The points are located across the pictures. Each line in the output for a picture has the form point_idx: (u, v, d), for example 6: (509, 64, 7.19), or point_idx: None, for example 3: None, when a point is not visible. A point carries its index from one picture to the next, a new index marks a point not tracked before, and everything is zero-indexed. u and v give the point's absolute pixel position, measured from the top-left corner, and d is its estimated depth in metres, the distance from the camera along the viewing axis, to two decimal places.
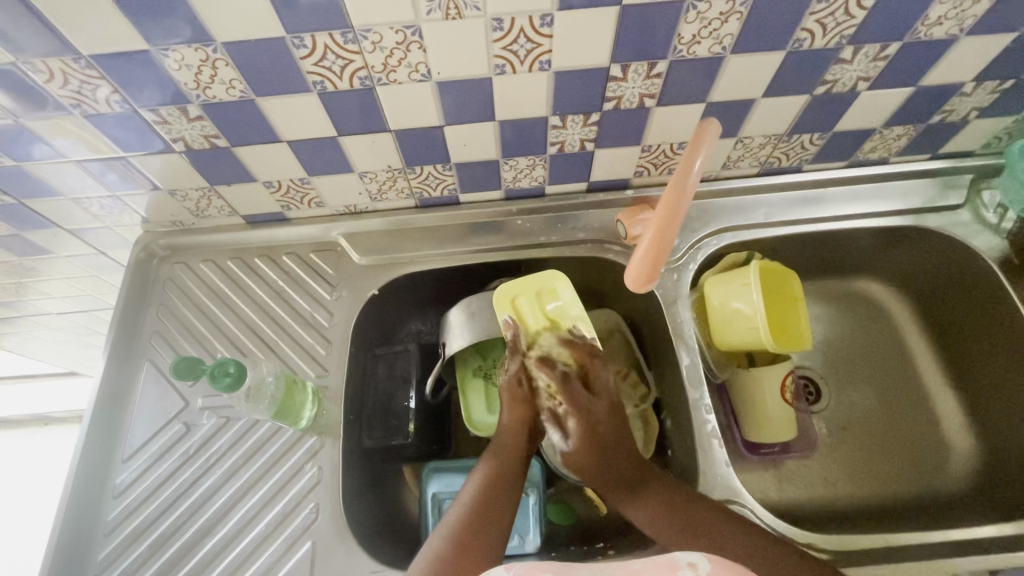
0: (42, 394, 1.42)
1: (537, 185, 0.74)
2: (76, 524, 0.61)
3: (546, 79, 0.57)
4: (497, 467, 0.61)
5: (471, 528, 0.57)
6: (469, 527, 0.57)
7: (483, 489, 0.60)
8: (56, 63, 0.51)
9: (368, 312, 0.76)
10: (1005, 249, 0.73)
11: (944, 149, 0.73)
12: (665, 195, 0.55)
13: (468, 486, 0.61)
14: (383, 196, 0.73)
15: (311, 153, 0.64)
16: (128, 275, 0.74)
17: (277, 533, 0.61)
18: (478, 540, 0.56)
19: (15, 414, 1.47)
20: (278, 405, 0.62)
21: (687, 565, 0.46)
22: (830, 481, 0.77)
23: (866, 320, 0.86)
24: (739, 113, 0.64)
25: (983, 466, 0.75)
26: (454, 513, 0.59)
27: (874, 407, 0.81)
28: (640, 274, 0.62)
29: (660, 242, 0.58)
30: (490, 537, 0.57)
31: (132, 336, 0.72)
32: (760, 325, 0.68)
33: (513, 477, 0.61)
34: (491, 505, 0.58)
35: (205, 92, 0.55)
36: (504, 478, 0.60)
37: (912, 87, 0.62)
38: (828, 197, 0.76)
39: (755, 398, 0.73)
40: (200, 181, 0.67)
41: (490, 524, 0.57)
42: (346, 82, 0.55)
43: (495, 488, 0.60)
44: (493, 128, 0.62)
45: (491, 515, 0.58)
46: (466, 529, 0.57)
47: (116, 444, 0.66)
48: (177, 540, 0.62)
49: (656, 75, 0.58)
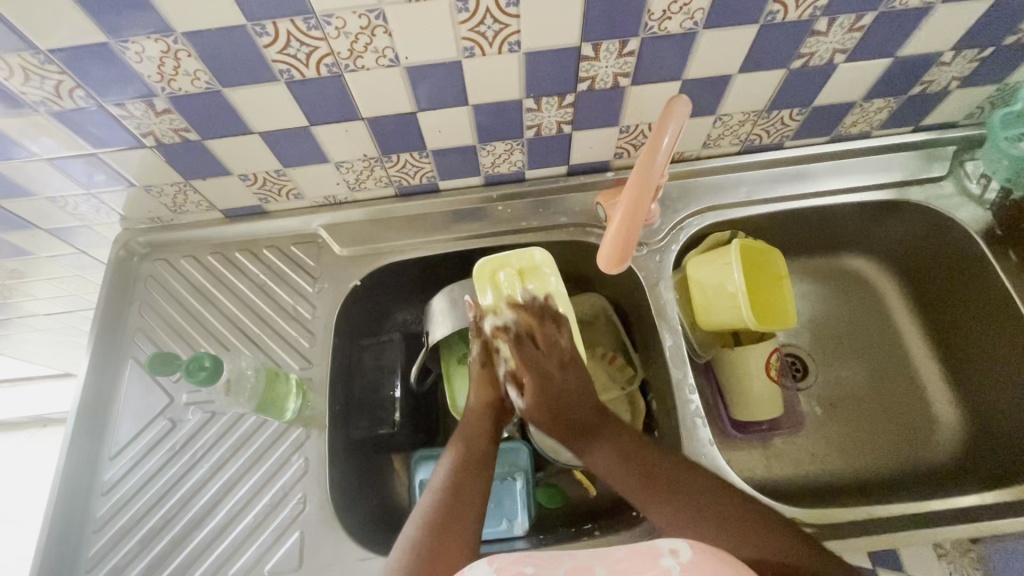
0: (39, 395, 1.43)
1: (517, 169, 0.73)
2: (65, 521, 0.62)
3: (516, 60, 0.56)
4: (469, 448, 0.62)
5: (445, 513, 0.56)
6: (445, 511, 0.56)
7: (457, 469, 0.60)
8: (15, 58, 0.50)
9: (351, 303, 0.75)
10: (988, 220, 0.72)
11: (926, 121, 0.72)
12: (634, 174, 0.55)
13: (439, 471, 0.60)
14: (361, 185, 0.72)
15: (284, 144, 0.63)
16: (108, 274, 0.74)
17: (265, 524, 0.62)
18: (456, 523, 0.55)
19: (12, 416, 1.48)
20: (259, 398, 0.62)
21: (668, 552, 0.46)
22: (819, 457, 0.77)
23: (853, 296, 0.86)
24: (716, 90, 0.63)
25: (968, 437, 0.75)
26: (426, 500, 0.57)
27: (862, 383, 0.81)
28: (613, 256, 0.60)
29: (631, 228, 0.59)
30: (466, 514, 0.56)
31: (116, 335, 0.72)
32: (741, 304, 0.68)
33: (484, 457, 0.61)
34: (466, 483, 0.58)
35: (170, 84, 0.54)
36: (470, 467, 0.60)
37: (890, 58, 0.61)
38: (811, 173, 0.76)
39: (740, 378, 0.73)
40: (175, 176, 0.66)
41: (465, 501, 0.57)
42: (313, 69, 0.54)
43: (469, 465, 0.60)
44: (467, 112, 0.62)
45: (467, 493, 0.57)
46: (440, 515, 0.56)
47: (103, 441, 0.66)
48: (165, 536, 0.62)
49: (629, 53, 0.57)
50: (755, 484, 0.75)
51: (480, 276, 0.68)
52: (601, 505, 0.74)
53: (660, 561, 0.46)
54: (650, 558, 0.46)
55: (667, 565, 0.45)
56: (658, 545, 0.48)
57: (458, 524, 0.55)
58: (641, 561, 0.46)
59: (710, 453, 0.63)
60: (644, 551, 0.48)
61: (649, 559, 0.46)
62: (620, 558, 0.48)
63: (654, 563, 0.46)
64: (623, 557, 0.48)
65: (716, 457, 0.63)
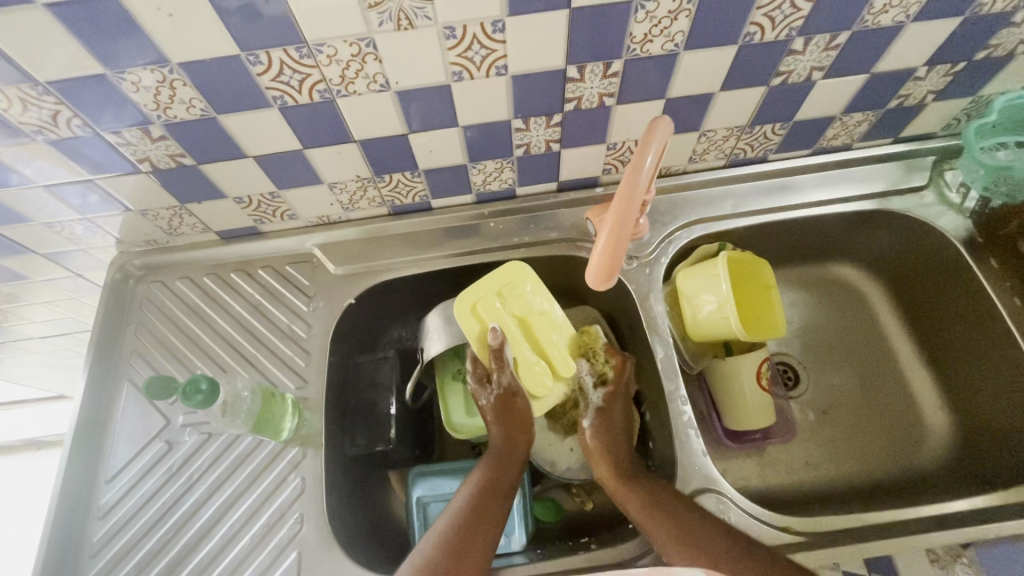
0: (32, 419, 1.42)
1: (507, 187, 0.75)
2: (62, 545, 0.62)
3: (504, 83, 0.57)
4: (498, 474, 0.62)
5: (457, 542, 0.57)
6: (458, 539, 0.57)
7: (481, 494, 0.60)
8: (14, 91, 0.51)
9: (347, 321, 0.76)
10: (969, 228, 0.74)
11: (904, 133, 0.74)
12: (619, 190, 0.55)
13: (464, 491, 0.61)
14: (355, 205, 0.73)
15: (278, 167, 0.64)
16: (104, 296, 0.74)
17: (263, 545, 0.62)
18: (470, 554, 0.56)
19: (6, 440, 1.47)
20: (255, 419, 0.62)
21: None
22: (812, 465, 0.78)
23: (841, 303, 0.87)
24: (700, 107, 0.65)
25: (957, 443, 0.76)
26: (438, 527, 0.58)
27: (854, 390, 0.82)
28: (602, 270, 0.60)
29: (617, 248, 0.59)
30: (486, 535, 0.58)
31: (113, 358, 0.73)
32: (730, 315, 0.69)
33: (508, 488, 0.62)
34: (487, 512, 0.59)
35: (165, 112, 0.55)
36: (498, 486, 0.62)
37: (866, 74, 0.63)
38: (796, 185, 0.78)
39: (732, 387, 0.74)
40: (170, 200, 0.68)
41: (477, 532, 0.57)
42: (306, 95, 0.55)
43: (492, 492, 0.61)
44: (458, 133, 0.63)
45: (486, 523, 0.58)
46: (452, 542, 0.56)
47: (100, 464, 0.66)
48: (162, 558, 0.62)
49: (613, 74, 0.58)
50: (750, 494, 0.76)
51: (464, 308, 0.67)
52: (599, 518, 0.74)
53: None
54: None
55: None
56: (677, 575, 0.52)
57: (471, 555, 0.56)
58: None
59: (704, 463, 0.64)
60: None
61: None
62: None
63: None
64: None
65: (711, 468, 0.63)
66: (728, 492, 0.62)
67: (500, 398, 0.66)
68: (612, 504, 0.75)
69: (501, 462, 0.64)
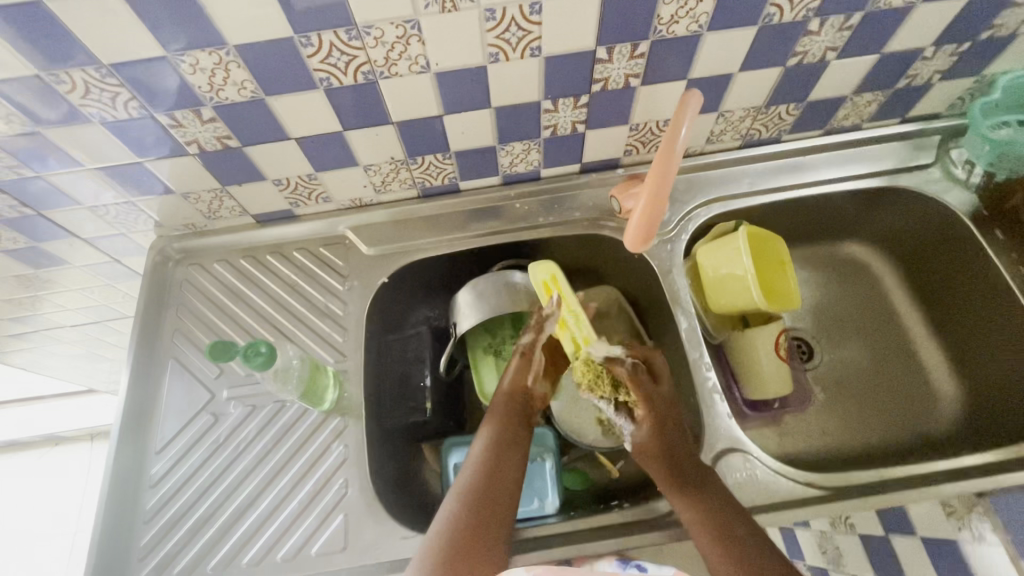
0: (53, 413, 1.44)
1: (533, 168, 0.78)
2: (117, 513, 0.64)
3: (537, 65, 0.61)
4: (505, 439, 0.65)
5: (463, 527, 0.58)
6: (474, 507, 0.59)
7: (493, 460, 0.63)
8: (78, 73, 0.54)
9: (380, 300, 0.79)
10: (974, 202, 0.78)
11: (911, 113, 0.78)
12: (655, 162, 0.58)
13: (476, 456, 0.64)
14: (387, 188, 0.76)
15: (318, 149, 0.67)
16: (146, 278, 0.77)
17: (311, 508, 0.65)
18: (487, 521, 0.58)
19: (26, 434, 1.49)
20: (305, 385, 0.65)
21: None
22: (829, 433, 0.81)
23: (851, 279, 0.90)
24: (720, 88, 0.68)
25: (965, 409, 0.79)
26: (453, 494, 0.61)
27: (866, 361, 0.86)
28: (638, 237, 0.65)
29: (653, 213, 0.62)
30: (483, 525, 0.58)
31: (157, 336, 0.75)
32: (752, 285, 0.72)
33: (518, 454, 0.64)
34: (498, 481, 0.61)
35: (218, 94, 0.58)
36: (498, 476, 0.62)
37: (877, 54, 0.66)
38: (808, 164, 0.81)
39: (751, 358, 0.77)
40: (212, 183, 0.70)
41: (491, 502, 0.60)
42: (351, 77, 0.58)
43: (502, 459, 0.63)
44: (490, 114, 0.66)
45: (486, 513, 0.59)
46: (459, 527, 0.58)
47: (149, 437, 0.69)
48: (213, 523, 0.64)
49: (640, 55, 0.62)
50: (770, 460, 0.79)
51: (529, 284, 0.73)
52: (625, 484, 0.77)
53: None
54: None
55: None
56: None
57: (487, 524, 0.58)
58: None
59: (729, 426, 0.67)
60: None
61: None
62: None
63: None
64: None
65: (736, 430, 0.66)
66: (754, 451, 0.65)
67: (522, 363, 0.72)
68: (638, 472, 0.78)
69: (507, 431, 0.66)
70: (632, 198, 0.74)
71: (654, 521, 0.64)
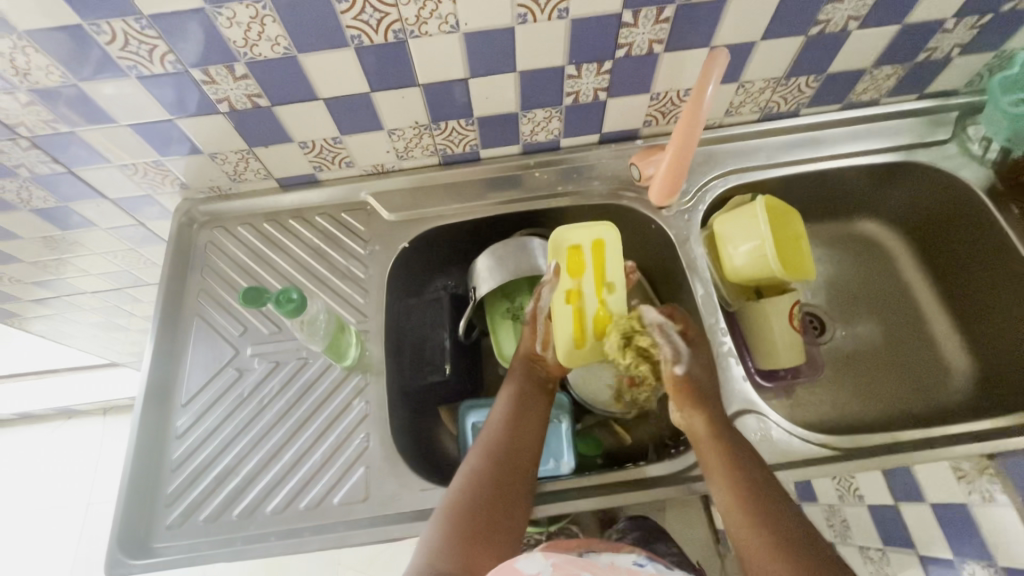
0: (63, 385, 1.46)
1: (553, 138, 0.79)
2: (143, 461, 0.66)
3: (563, 27, 0.62)
4: (515, 421, 0.65)
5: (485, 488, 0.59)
6: (483, 485, 0.59)
7: (501, 441, 0.63)
8: (119, 24, 0.55)
9: (401, 265, 0.80)
10: (991, 177, 0.78)
11: (929, 88, 0.79)
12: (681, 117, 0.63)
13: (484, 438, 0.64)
14: (409, 153, 0.78)
15: (345, 110, 0.68)
16: (172, 239, 0.79)
17: (332, 461, 0.66)
18: (498, 501, 0.58)
19: (41, 405, 1.52)
20: (331, 338, 0.66)
21: None
22: (840, 405, 0.82)
23: (864, 257, 0.91)
24: (742, 57, 0.69)
25: (976, 382, 0.80)
26: (461, 476, 0.61)
27: (877, 337, 0.87)
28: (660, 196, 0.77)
29: (675, 171, 0.72)
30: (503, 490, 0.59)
31: (182, 296, 0.77)
32: (768, 253, 0.73)
33: (529, 435, 0.64)
34: (508, 460, 0.61)
35: (251, 50, 0.59)
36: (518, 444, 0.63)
37: (899, 25, 0.67)
38: (825, 139, 0.82)
39: (764, 326, 0.78)
40: (240, 143, 0.72)
41: (501, 482, 0.60)
42: (381, 35, 0.60)
43: (511, 440, 0.63)
44: (515, 78, 0.67)
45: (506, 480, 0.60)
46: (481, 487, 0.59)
47: (175, 391, 0.71)
48: (238, 473, 0.66)
49: (665, 20, 0.63)
50: None
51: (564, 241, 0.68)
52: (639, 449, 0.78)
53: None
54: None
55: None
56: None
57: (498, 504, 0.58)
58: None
59: (743, 389, 0.68)
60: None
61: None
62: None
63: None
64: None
65: (750, 392, 0.68)
66: (768, 412, 0.66)
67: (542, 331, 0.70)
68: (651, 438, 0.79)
69: (516, 413, 0.66)
70: (653, 164, 0.76)
71: (668, 479, 0.66)
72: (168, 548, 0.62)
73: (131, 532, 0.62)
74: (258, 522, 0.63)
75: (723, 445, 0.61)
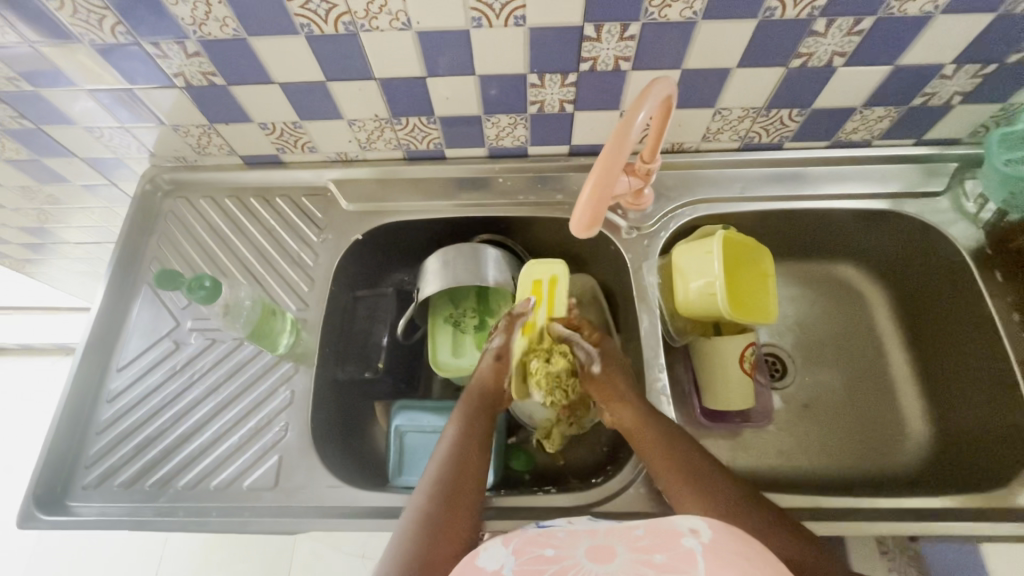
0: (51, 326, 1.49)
1: (520, 144, 0.76)
2: (72, 419, 0.68)
3: (521, 35, 0.59)
4: (470, 429, 0.63)
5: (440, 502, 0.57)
6: (444, 489, 0.58)
7: (458, 448, 0.61)
8: None
9: (352, 256, 0.80)
10: (980, 239, 0.73)
11: (927, 135, 0.73)
12: (605, 148, 0.49)
13: (441, 449, 0.62)
14: (372, 145, 0.76)
15: (301, 96, 0.67)
16: (133, 204, 0.80)
17: (250, 444, 0.67)
18: (461, 506, 0.57)
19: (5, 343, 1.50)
20: (253, 327, 0.67)
21: (689, 532, 0.45)
22: (784, 453, 0.79)
23: (839, 302, 0.87)
24: (717, 83, 0.65)
25: (932, 451, 0.76)
26: (420, 487, 0.59)
27: (838, 387, 0.82)
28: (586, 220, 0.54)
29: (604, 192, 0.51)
30: (460, 497, 0.57)
31: (135, 261, 0.78)
32: (718, 292, 0.70)
33: (486, 442, 0.63)
34: (465, 465, 0.60)
35: (200, 28, 0.59)
36: (468, 451, 0.61)
37: (890, 65, 0.62)
38: (808, 176, 0.77)
39: (715, 366, 0.75)
40: (201, 119, 0.72)
41: (463, 487, 0.58)
42: (331, 26, 0.58)
43: (467, 447, 0.61)
44: (475, 82, 0.65)
45: (461, 488, 0.58)
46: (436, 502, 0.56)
47: (113, 355, 0.72)
48: (159, 444, 0.67)
49: (630, 38, 0.59)
50: None
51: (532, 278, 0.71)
52: (568, 472, 0.78)
53: (682, 541, 0.44)
54: (672, 537, 0.45)
55: (689, 544, 0.44)
56: (678, 524, 0.47)
57: (462, 507, 0.57)
58: (662, 539, 0.45)
59: None
60: (664, 531, 0.46)
61: (671, 539, 0.45)
62: (639, 535, 0.46)
63: (675, 543, 0.44)
64: (642, 535, 0.46)
65: None
66: None
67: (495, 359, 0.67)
68: (581, 461, 0.79)
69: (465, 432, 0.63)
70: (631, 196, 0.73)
71: (576, 510, 0.63)
72: (81, 508, 0.64)
73: (50, 488, 0.64)
74: (168, 494, 0.64)
75: (654, 427, 0.62)
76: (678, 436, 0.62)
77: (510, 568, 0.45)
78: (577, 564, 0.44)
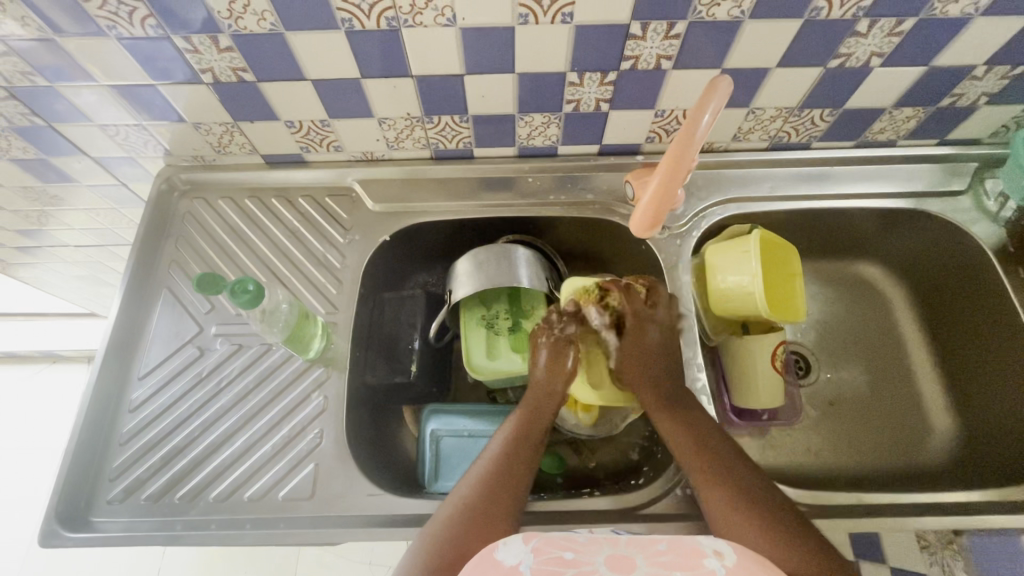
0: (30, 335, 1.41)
1: (550, 143, 0.76)
2: (92, 431, 0.64)
3: (567, 32, 0.58)
4: (524, 423, 0.64)
5: (484, 497, 0.57)
6: (487, 483, 0.58)
7: (508, 444, 0.62)
8: None
9: (380, 257, 0.78)
10: (1002, 237, 0.75)
11: (950, 136, 0.75)
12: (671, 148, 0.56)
13: (490, 445, 0.63)
14: (400, 145, 0.75)
15: (334, 95, 0.66)
16: (151, 204, 0.77)
17: (283, 454, 0.65)
18: (502, 497, 0.57)
19: None
20: (290, 331, 0.65)
21: (712, 553, 0.45)
22: (813, 451, 0.79)
23: (858, 300, 0.88)
24: (755, 83, 0.65)
25: (956, 446, 0.78)
26: (464, 480, 0.59)
27: (862, 385, 0.84)
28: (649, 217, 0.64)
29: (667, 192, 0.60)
30: (506, 494, 0.57)
31: (152, 264, 0.75)
32: (755, 291, 0.70)
33: (540, 432, 0.64)
34: (512, 461, 0.60)
35: (237, 23, 0.57)
36: (519, 454, 0.61)
37: (924, 66, 0.63)
38: (835, 175, 0.78)
39: (745, 363, 0.74)
40: (225, 116, 0.69)
41: (508, 483, 0.58)
42: (373, 22, 0.57)
43: (519, 443, 0.62)
44: (513, 80, 0.64)
45: (509, 486, 0.58)
46: (480, 497, 0.57)
47: (133, 363, 0.69)
48: (187, 455, 0.64)
49: (674, 36, 0.59)
50: None
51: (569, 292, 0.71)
52: (599, 473, 0.77)
53: (704, 561, 0.44)
54: (694, 556, 0.44)
55: (711, 565, 0.44)
56: (701, 544, 0.47)
57: (503, 498, 0.57)
58: (684, 557, 0.44)
59: None
60: (685, 548, 0.46)
61: (693, 558, 0.44)
62: (661, 551, 0.46)
63: (697, 562, 0.44)
64: (664, 551, 0.45)
65: None
66: None
67: (558, 343, 0.66)
68: (613, 462, 0.78)
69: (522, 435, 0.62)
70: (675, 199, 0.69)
71: (627, 511, 0.63)
72: (106, 523, 0.61)
73: (71, 503, 0.61)
74: (199, 507, 0.62)
75: (695, 418, 0.63)
76: (718, 446, 0.60)
77: (528, 564, 0.43)
78: (597, 569, 0.42)
